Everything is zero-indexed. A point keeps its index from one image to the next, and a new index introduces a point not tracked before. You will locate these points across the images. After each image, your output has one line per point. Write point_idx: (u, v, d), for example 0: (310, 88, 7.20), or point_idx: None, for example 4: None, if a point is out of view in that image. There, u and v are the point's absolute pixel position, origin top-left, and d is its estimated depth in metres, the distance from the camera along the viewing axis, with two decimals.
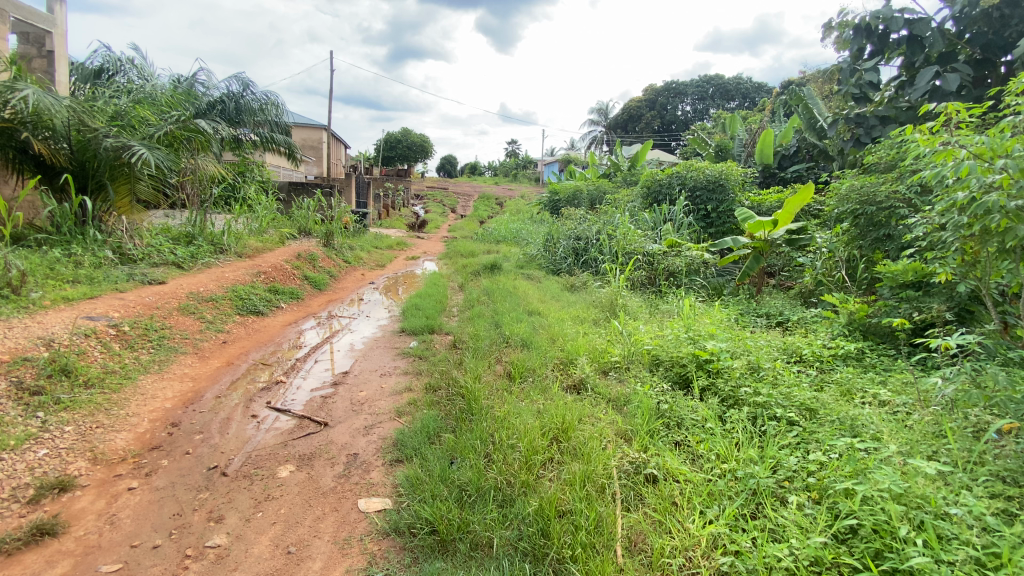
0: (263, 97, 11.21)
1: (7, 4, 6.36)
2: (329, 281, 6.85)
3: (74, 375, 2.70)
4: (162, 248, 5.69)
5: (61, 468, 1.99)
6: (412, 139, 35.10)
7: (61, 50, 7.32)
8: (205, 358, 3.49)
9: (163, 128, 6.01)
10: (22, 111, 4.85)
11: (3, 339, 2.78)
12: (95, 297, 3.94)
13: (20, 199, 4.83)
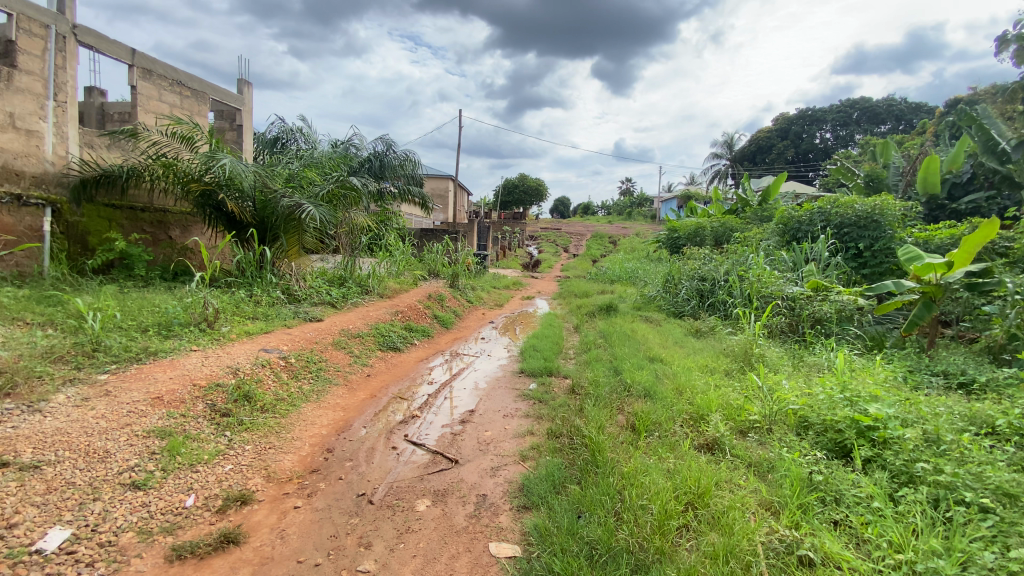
0: (403, 154, 12.60)
1: (211, 89, 8.07)
2: (454, 320, 7.30)
3: (253, 401, 3.19)
4: (321, 289, 6.55)
5: (243, 483, 2.35)
6: (529, 184, 36.63)
7: (246, 123, 9.06)
8: (353, 390, 3.90)
9: (325, 187, 7.01)
10: (219, 176, 6.19)
11: (204, 366, 3.41)
12: (269, 331, 4.67)
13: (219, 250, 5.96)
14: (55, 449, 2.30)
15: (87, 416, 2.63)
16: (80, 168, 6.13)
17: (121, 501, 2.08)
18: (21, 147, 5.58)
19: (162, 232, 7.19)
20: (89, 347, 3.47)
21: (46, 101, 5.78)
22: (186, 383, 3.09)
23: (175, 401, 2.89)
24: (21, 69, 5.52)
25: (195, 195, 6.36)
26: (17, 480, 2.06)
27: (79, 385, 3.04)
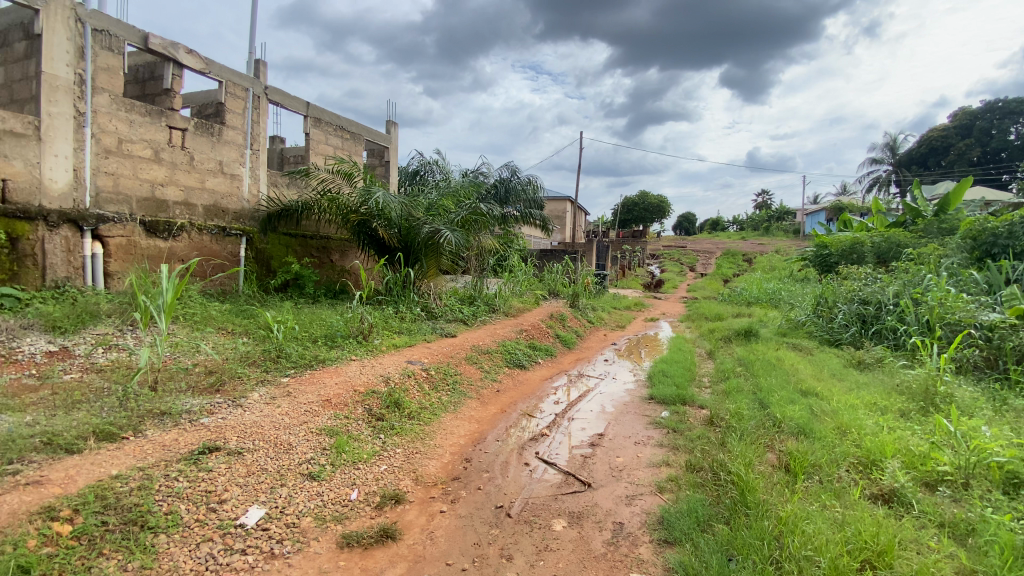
0: (526, 179, 13.09)
1: (365, 131, 9.20)
2: (577, 339, 7.31)
3: (402, 407, 3.51)
4: (454, 307, 7.02)
5: (396, 483, 2.58)
6: (651, 200, 35.50)
7: (392, 159, 10.14)
8: (486, 404, 4.08)
9: (460, 213, 7.51)
10: (373, 207, 6.99)
11: (362, 375, 3.85)
12: (412, 345, 5.12)
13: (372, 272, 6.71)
14: (252, 438, 2.76)
15: (275, 411, 3.13)
16: (268, 204, 7.37)
17: (300, 489, 2.42)
18: (227, 189, 6.89)
19: (326, 256, 8.32)
20: (274, 353, 4.12)
21: (245, 150, 7.08)
22: (348, 389, 3.51)
23: (340, 404, 3.30)
24: (229, 126, 6.85)
25: (353, 225, 7.31)
26: (226, 462, 2.51)
27: (268, 385, 3.63)
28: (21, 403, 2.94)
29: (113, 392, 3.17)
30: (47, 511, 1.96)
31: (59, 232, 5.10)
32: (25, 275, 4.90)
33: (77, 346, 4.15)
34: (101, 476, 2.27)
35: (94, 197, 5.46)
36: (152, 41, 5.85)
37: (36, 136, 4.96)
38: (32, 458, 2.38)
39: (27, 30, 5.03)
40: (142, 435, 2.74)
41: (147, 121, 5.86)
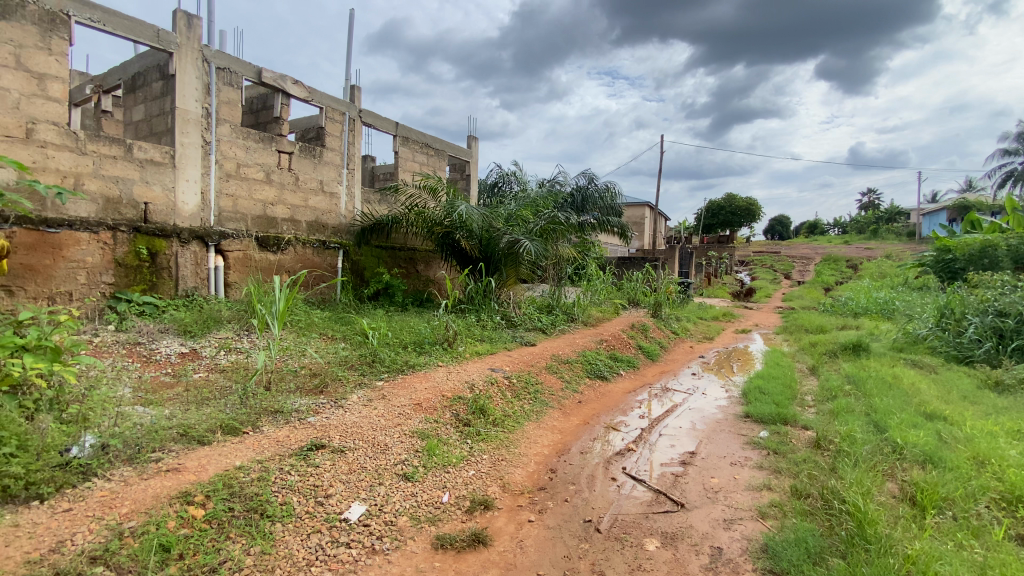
0: (603, 186, 12.94)
1: (448, 146, 9.58)
2: (661, 351, 7.06)
3: (486, 414, 3.60)
4: (534, 316, 7.06)
5: (484, 489, 2.64)
6: (739, 204, 33.54)
7: (473, 172, 10.47)
8: (568, 415, 4.06)
9: (539, 223, 7.56)
10: (456, 219, 7.25)
11: (449, 381, 3.99)
12: (495, 353, 5.24)
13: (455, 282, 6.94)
14: (353, 438, 2.97)
15: (372, 413, 3.34)
16: (362, 219, 7.90)
17: (396, 489, 2.55)
18: (327, 206, 7.48)
19: (413, 266, 8.75)
20: (369, 358, 4.39)
21: (342, 169, 7.66)
22: (437, 394, 3.66)
23: (430, 408, 3.45)
24: (328, 148, 7.44)
25: (437, 236, 7.62)
26: (331, 459, 2.72)
27: (365, 388, 3.87)
28: (162, 398, 3.38)
29: (234, 390, 3.55)
30: (185, 496, 2.24)
31: (189, 247, 5.83)
32: (162, 286, 5.64)
33: (204, 348, 4.70)
34: (227, 466, 2.55)
35: (217, 216, 6.18)
36: (264, 75, 6.53)
37: (172, 164, 5.71)
38: (172, 447, 2.74)
39: (166, 73, 5.82)
40: (259, 430, 3.04)
41: (260, 147, 6.54)
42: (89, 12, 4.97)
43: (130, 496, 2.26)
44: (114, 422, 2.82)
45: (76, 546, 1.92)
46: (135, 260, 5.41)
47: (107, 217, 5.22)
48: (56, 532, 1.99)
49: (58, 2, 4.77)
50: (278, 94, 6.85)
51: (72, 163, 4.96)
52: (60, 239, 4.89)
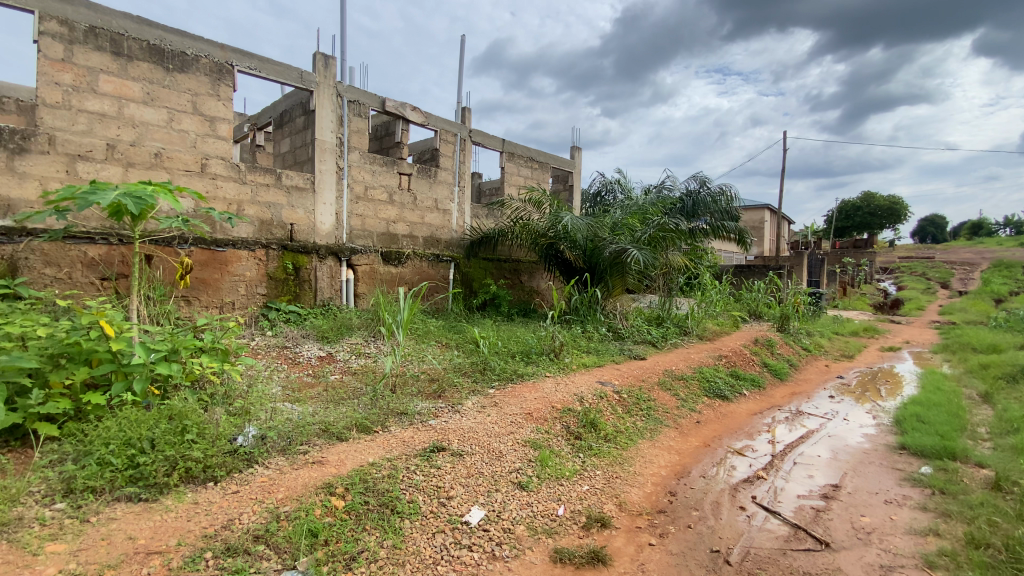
0: (717, 189, 12.17)
1: (552, 158, 9.68)
2: (790, 370, 6.43)
3: (598, 428, 3.55)
4: (643, 329, 6.83)
5: (600, 505, 2.61)
6: (879, 202, 29.57)
7: (577, 182, 10.45)
8: (685, 435, 3.86)
9: (648, 231, 7.29)
10: (561, 229, 7.26)
11: (558, 392, 4.01)
12: (602, 365, 5.15)
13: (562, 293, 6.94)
14: (470, 442, 3.10)
15: (486, 419, 3.46)
16: (472, 233, 8.25)
17: (512, 497, 2.62)
18: (440, 222, 7.94)
19: (517, 277, 8.95)
20: (481, 366, 4.56)
21: (453, 186, 8.08)
22: (548, 404, 3.69)
23: (541, 418, 3.49)
24: (442, 168, 7.91)
25: (542, 247, 7.70)
26: (451, 462, 2.87)
27: (479, 395, 4.02)
28: (306, 396, 3.81)
29: (364, 392, 3.89)
30: (328, 487, 2.50)
31: (325, 262, 6.54)
32: (304, 297, 6.37)
33: (338, 352, 5.22)
34: (362, 462, 2.80)
35: (348, 234, 6.85)
36: (387, 104, 7.15)
37: (313, 190, 6.46)
38: (316, 442, 3.07)
39: (307, 109, 6.62)
40: (387, 430, 3.30)
41: (384, 170, 7.16)
42: (249, 62, 5.84)
43: (284, 483, 2.58)
44: (269, 417, 3.24)
45: (242, 525, 2.22)
46: (282, 274, 6.19)
47: (262, 237, 6.04)
48: (227, 511, 2.32)
49: (225, 55, 5.67)
50: (398, 120, 7.46)
51: (235, 192, 5.81)
52: (226, 257, 5.75)
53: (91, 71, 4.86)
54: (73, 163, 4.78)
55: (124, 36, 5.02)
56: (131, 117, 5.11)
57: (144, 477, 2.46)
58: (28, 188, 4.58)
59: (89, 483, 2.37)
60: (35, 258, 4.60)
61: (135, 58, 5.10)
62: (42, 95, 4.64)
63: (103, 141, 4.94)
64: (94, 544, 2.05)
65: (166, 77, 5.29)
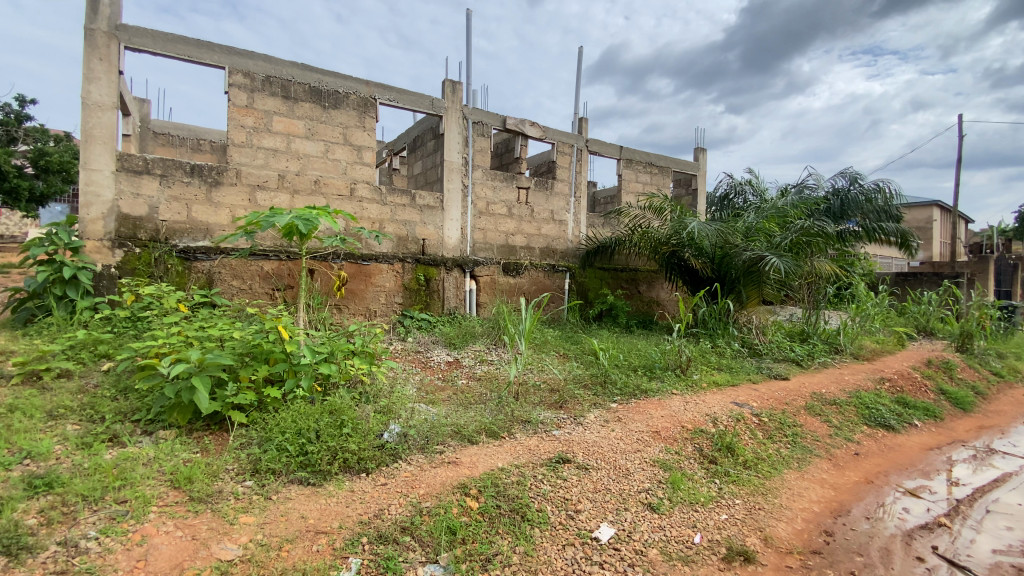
0: (872, 186, 10.67)
1: (674, 163, 9.26)
2: (976, 398, 5.38)
3: (735, 453, 3.33)
4: (783, 345, 6.23)
5: (742, 537, 2.50)
6: None
7: (702, 186, 9.87)
8: (840, 468, 3.45)
9: (787, 236, 6.65)
10: (688, 236, 6.90)
11: (688, 410, 3.84)
12: (736, 385, 4.77)
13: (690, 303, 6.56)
14: (595, 457, 3.08)
15: (611, 434, 3.41)
16: (588, 243, 8.21)
17: (644, 518, 2.58)
18: (558, 233, 8.02)
19: (635, 287, 8.69)
20: (601, 379, 4.50)
21: (571, 197, 8.12)
22: (676, 424, 3.55)
23: (670, 437, 3.38)
24: (560, 179, 8.00)
25: (666, 255, 7.37)
26: (577, 475, 2.88)
27: (601, 408, 3.97)
28: (439, 399, 4.07)
29: (490, 398, 4.06)
30: (463, 488, 2.65)
31: (452, 273, 6.97)
32: (433, 306, 6.85)
33: (464, 358, 5.52)
34: (493, 466, 2.92)
35: (471, 247, 7.24)
36: (508, 121, 7.44)
37: (442, 207, 6.94)
38: (450, 442, 3.28)
39: (437, 132, 7.14)
40: (514, 437, 3.40)
41: (504, 185, 7.45)
42: (389, 94, 6.48)
43: (424, 480, 2.79)
44: (408, 416, 3.53)
45: (391, 515, 2.44)
46: (415, 285, 6.72)
47: (398, 252, 6.62)
48: (377, 501, 2.57)
49: (369, 90, 6.37)
50: (518, 136, 7.72)
51: (376, 212, 6.47)
52: (370, 270, 6.39)
53: (267, 113, 5.74)
54: (253, 193, 5.70)
55: (291, 81, 5.87)
56: (296, 150, 5.94)
57: (311, 464, 2.82)
58: (222, 215, 5.55)
59: (270, 465, 2.77)
60: (226, 273, 5.54)
61: (299, 100, 5.93)
62: (232, 136, 5.58)
63: (275, 173, 5.81)
64: (275, 519, 2.40)
65: (323, 113, 6.07)
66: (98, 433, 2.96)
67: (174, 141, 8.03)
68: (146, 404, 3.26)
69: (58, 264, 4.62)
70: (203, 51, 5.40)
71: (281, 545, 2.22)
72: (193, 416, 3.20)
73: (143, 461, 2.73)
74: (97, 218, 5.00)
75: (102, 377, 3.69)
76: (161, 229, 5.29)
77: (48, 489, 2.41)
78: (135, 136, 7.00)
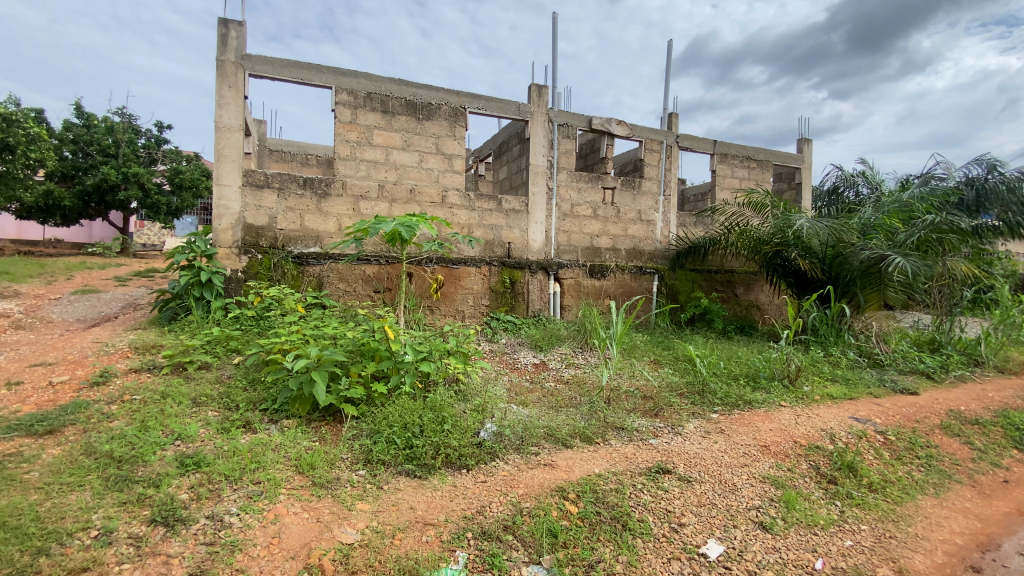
0: (1017, 173, 9.24)
1: (774, 156, 8.63)
2: None
3: (858, 474, 3.04)
4: (909, 355, 5.59)
5: (870, 566, 2.30)
6: None
7: (806, 179, 9.11)
8: (987, 497, 3.04)
9: (914, 233, 5.96)
10: (794, 235, 6.41)
11: (799, 425, 3.61)
12: (854, 399, 4.34)
13: (801, 307, 6.08)
14: (698, 469, 2.95)
15: (714, 447, 3.26)
16: (678, 243, 7.87)
17: (755, 537, 2.43)
18: (645, 233, 7.78)
19: (730, 290, 8.21)
20: (699, 387, 4.29)
21: (660, 196, 7.85)
22: (788, 439, 3.36)
23: (780, 453, 3.19)
24: (648, 178, 7.75)
25: (768, 255, 6.89)
26: (679, 486, 2.77)
27: (701, 418, 3.79)
28: (529, 400, 4.11)
29: (581, 402, 4.02)
30: (561, 492, 2.65)
31: (536, 276, 7.02)
32: (518, 308, 6.94)
33: (551, 361, 5.53)
34: (590, 472, 2.89)
35: (556, 249, 7.24)
36: (594, 121, 7.35)
37: (528, 211, 7.02)
38: (545, 445, 3.29)
39: (523, 137, 7.22)
40: (609, 443, 3.35)
41: (590, 186, 7.37)
42: (478, 102, 6.67)
43: (522, 480, 2.82)
44: (502, 416, 3.59)
45: (492, 513, 2.50)
46: (501, 288, 6.85)
47: (485, 255, 6.79)
48: (480, 498, 2.65)
49: (460, 100, 6.59)
50: (605, 136, 7.59)
51: (466, 217, 6.68)
52: (459, 273, 6.61)
53: (368, 128, 6.15)
54: (356, 203, 6.12)
55: (390, 96, 6.23)
56: (394, 161, 6.30)
57: (416, 457, 2.97)
58: (330, 223, 6.02)
59: (380, 456, 2.96)
60: (333, 276, 6.00)
61: (396, 113, 6.27)
62: (338, 151, 6.04)
63: (375, 183, 6.20)
64: (387, 508, 2.55)
65: (418, 125, 6.38)
66: (234, 420, 3.33)
67: (286, 157, 8.83)
68: (271, 395, 3.62)
69: (196, 269, 5.23)
70: (313, 73, 5.90)
71: (394, 534, 2.35)
72: (311, 408, 3.50)
73: (271, 446, 3.03)
74: (227, 229, 5.63)
75: (234, 369, 4.15)
76: (279, 237, 5.84)
77: (196, 467, 2.75)
78: (256, 154, 7.80)
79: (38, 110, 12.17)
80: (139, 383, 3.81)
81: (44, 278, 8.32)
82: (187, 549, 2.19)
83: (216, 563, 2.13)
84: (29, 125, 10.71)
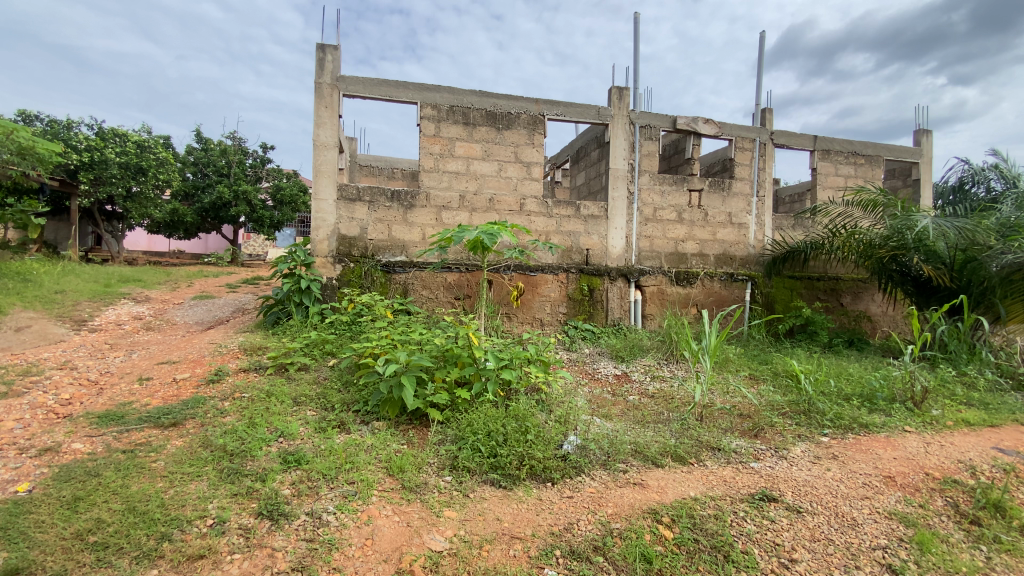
0: None
1: (884, 150, 7.79)
2: None
3: (1009, 514, 2.59)
4: None
5: None
6: None
7: (926, 174, 8.10)
8: None
9: None
10: (915, 239, 5.74)
11: (931, 455, 3.18)
12: (997, 427, 3.74)
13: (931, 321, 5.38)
14: (810, 499, 2.67)
15: (827, 475, 2.95)
16: (774, 248, 7.29)
17: None
18: (735, 237, 7.29)
19: (835, 299, 7.52)
20: (804, 407, 3.91)
21: (752, 199, 7.34)
22: (917, 470, 2.99)
23: (909, 487, 2.82)
24: (739, 178, 7.27)
25: (881, 260, 6.25)
26: (788, 517, 2.51)
27: (809, 441, 3.44)
28: (612, 413, 3.94)
29: (670, 418, 3.80)
30: (655, 514, 2.50)
31: (616, 283, 6.83)
32: (597, 316, 6.78)
33: (633, 372, 5.32)
34: (684, 495, 2.70)
35: (638, 256, 6.98)
36: (679, 122, 7.03)
37: (610, 217, 6.84)
38: (633, 462, 3.13)
39: (603, 141, 7.07)
40: (704, 464, 3.12)
41: (674, 189, 7.04)
42: (557, 109, 6.64)
43: (611, 499, 2.69)
44: (586, 428, 3.47)
45: (582, 532, 2.40)
46: (580, 295, 6.72)
47: (563, 262, 6.69)
48: (567, 514, 2.56)
49: (539, 108, 6.60)
50: (690, 136, 7.24)
51: (544, 224, 6.64)
52: (537, 280, 6.58)
53: (451, 140, 6.31)
54: (439, 213, 6.30)
55: (471, 108, 6.36)
56: (474, 171, 6.41)
57: (501, 467, 2.94)
58: (415, 233, 6.25)
59: (466, 463, 2.97)
60: (417, 284, 6.22)
61: (478, 124, 6.38)
62: (423, 163, 6.25)
63: (457, 194, 6.35)
64: (474, 517, 2.54)
65: (498, 135, 6.46)
66: (330, 420, 3.50)
67: (374, 172, 9.33)
68: (363, 398, 3.78)
69: (297, 277, 5.60)
70: (400, 90, 6.17)
71: (482, 544, 2.33)
72: (400, 412, 3.60)
73: (365, 447, 3.15)
74: (324, 239, 6.02)
75: (329, 371, 4.39)
76: (369, 247, 6.14)
77: (297, 464, 2.91)
78: (348, 169, 8.26)
79: (166, 137, 13.83)
80: (247, 382, 4.15)
81: (171, 285, 9.41)
82: (290, 544, 2.31)
83: (315, 560, 2.21)
84: (161, 150, 12.47)
